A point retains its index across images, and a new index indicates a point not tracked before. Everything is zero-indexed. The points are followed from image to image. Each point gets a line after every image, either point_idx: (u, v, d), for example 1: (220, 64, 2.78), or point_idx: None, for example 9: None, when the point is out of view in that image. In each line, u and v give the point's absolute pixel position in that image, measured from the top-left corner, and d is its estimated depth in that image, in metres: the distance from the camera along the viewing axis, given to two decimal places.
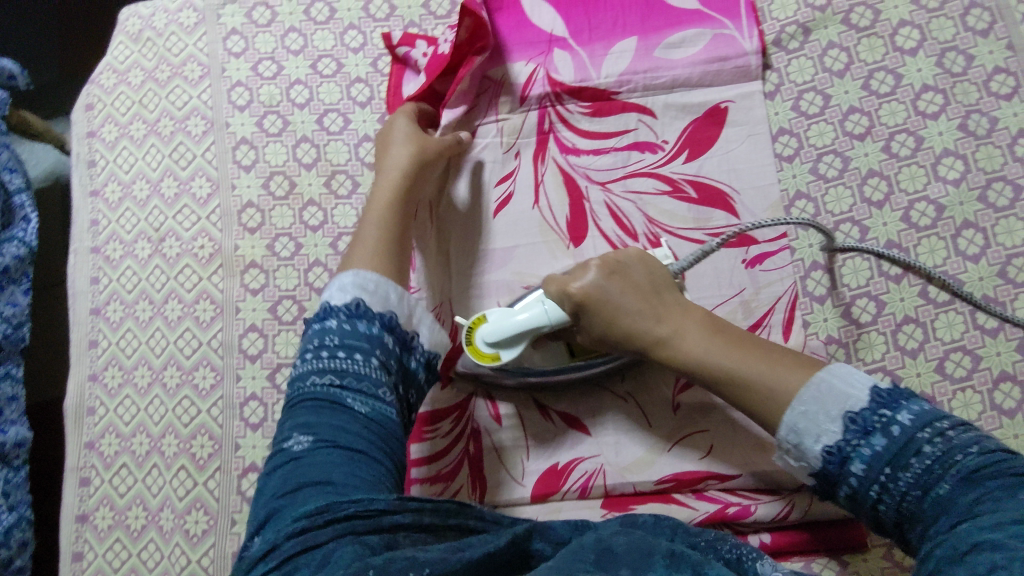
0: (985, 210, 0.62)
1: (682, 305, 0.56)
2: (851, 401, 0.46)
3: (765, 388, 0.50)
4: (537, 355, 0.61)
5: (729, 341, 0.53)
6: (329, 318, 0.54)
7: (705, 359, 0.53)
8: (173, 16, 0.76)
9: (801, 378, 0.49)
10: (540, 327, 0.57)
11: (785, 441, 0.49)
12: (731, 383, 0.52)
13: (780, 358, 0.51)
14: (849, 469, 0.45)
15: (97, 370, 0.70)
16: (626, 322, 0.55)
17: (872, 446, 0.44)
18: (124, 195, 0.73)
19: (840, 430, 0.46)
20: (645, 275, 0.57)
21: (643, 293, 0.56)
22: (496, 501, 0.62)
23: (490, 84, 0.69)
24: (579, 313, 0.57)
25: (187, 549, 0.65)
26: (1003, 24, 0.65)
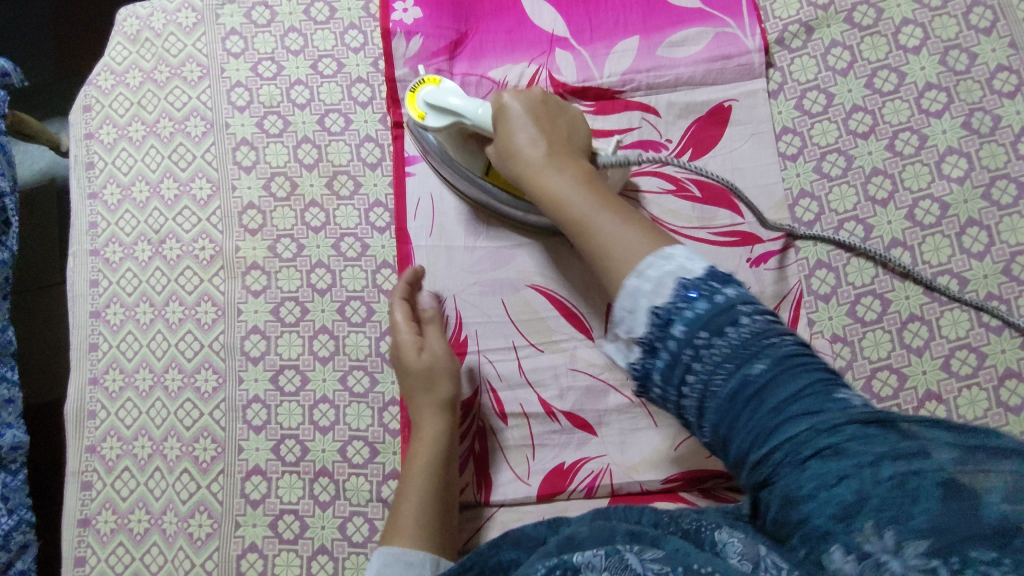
0: (990, 208, 0.62)
1: (581, 159, 0.56)
2: (688, 270, 0.44)
3: (607, 246, 0.49)
4: (458, 152, 0.64)
5: (598, 195, 0.52)
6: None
7: (562, 192, 0.53)
8: (171, 16, 0.75)
9: (645, 247, 0.47)
10: (464, 119, 0.60)
11: (618, 312, 0.46)
12: (583, 226, 0.51)
13: (635, 224, 0.49)
14: (670, 331, 0.43)
15: (98, 373, 0.69)
16: (518, 151, 0.56)
17: (696, 310, 0.42)
18: (123, 198, 0.72)
19: (672, 293, 0.44)
20: (569, 125, 0.58)
21: (549, 136, 0.56)
22: (503, 500, 0.62)
23: (491, 85, 0.69)
24: (495, 121, 0.58)
25: (191, 553, 0.64)
26: (1007, 23, 0.65)
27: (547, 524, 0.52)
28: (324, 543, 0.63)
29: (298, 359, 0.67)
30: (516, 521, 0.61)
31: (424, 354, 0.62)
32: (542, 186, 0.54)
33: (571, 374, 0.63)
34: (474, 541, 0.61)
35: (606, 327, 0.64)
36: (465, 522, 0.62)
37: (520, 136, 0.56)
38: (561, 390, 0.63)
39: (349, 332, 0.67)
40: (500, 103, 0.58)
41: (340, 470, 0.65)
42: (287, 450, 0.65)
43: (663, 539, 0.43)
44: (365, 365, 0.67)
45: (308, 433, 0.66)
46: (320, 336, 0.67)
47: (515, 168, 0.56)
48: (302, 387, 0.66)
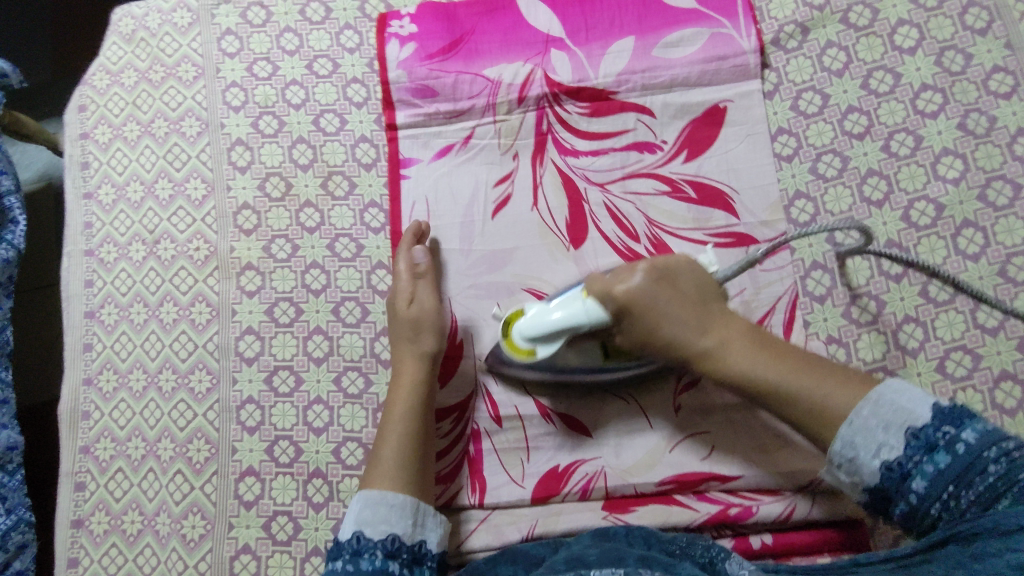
0: (985, 210, 0.62)
1: (727, 315, 0.54)
2: (919, 416, 0.45)
3: (817, 403, 0.49)
4: (573, 354, 0.59)
5: (773, 355, 0.52)
6: (335, 559, 0.53)
7: (748, 370, 0.52)
8: (167, 16, 0.75)
9: (852, 393, 0.48)
10: (577, 327, 0.55)
11: (837, 456, 0.48)
12: (778, 395, 0.51)
13: (817, 364, 0.51)
14: (910, 486, 0.44)
15: (92, 374, 0.69)
16: (665, 326, 0.54)
17: (935, 462, 0.43)
18: (118, 198, 0.72)
19: (902, 444, 0.45)
20: (693, 281, 0.55)
21: (692, 305, 0.54)
22: (497, 503, 0.62)
23: (486, 85, 0.68)
24: (625, 317, 0.54)
25: (184, 554, 0.64)
26: (1002, 23, 0.64)
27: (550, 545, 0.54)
28: (318, 544, 0.63)
29: (292, 360, 0.67)
30: (510, 524, 0.61)
31: (413, 306, 0.63)
32: (724, 369, 0.53)
33: None
34: (467, 542, 0.61)
35: None
36: (460, 524, 0.62)
37: (674, 328, 0.54)
38: (556, 392, 0.63)
39: (343, 333, 0.67)
40: (623, 300, 0.54)
41: (334, 471, 0.64)
42: (280, 451, 0.65)
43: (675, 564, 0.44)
44: (360, 366, 0.66)
45: (302, 434, 0.65)
46: (314, 337, 0.67)
47: (669, 350, 0.55)
48: (296, 388, 0.66)
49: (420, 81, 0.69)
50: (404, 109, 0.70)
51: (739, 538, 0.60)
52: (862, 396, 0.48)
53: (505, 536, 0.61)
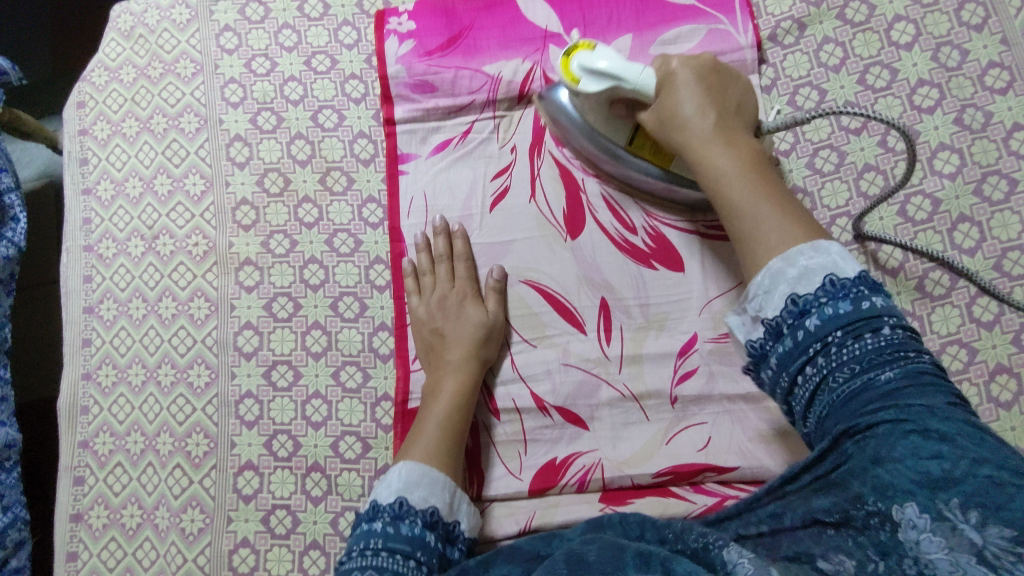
0: (980, 204, 0.62)
1: (747, 135, 0.54)
2: (841, 269, 0.44)
3: (770, 232, 0.47)
4: (602, 123, 0.60)
5: (763, 174, 0.51)
6: (374, 521, 0.53)
7: (726, 168, 0.51)
8: (165, 13, 0.76)
9: (794, 241, 0.46)
10: (622, 81, 0.55)
11: (756, 291, 0.46)
12: (738, 220, 0.49)
13: (790, 208, 0.48)
14: (803, 321, 0.43)
15: (91, 369, 0.69)
16: (687, 125, 0.53)
17: (836, 308, 0.43)
18: (117, 193, 0.72)
19: (816, 286, 0.43)
20: (737, 95, 0.56)
21: (722, 116, 0.53)
22: (493, 495, 0.62)
23: (485, 80, 0.69)
24: (662, 89, 0.55)
25: (183, 548, 0.64)
26: (998, 19, 0.65)
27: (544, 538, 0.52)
28: (316, 537, 0.63)
29: (290, 355, 0.67)
30: (507, 516, 0.61)
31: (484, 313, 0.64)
32: (722, 194, 0.51)
33: (564, 369, 0.63)
34: None
35: (598, 322, 0.64)
36: None
37: (687, 109, 0.54)
38: (553, 385, 0.63)
39: (342, 328, 0.67)
40: (668, 70, 0.56)
41: (332, 465, 0.65)
42: (279, 446, 0.65)
43: (675, 560, 0.40)
44: (357, 361, 0.67)
45: (301, 428, 0.66)
46: (312, 332, 0.67)
47: (679, 142, 0.54)
48: (295, 382, 0.66)
49: (419, 76, 0.69)
50: (403, 105, 0.70)
51: None
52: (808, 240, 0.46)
53: (503, 528, 0.61)
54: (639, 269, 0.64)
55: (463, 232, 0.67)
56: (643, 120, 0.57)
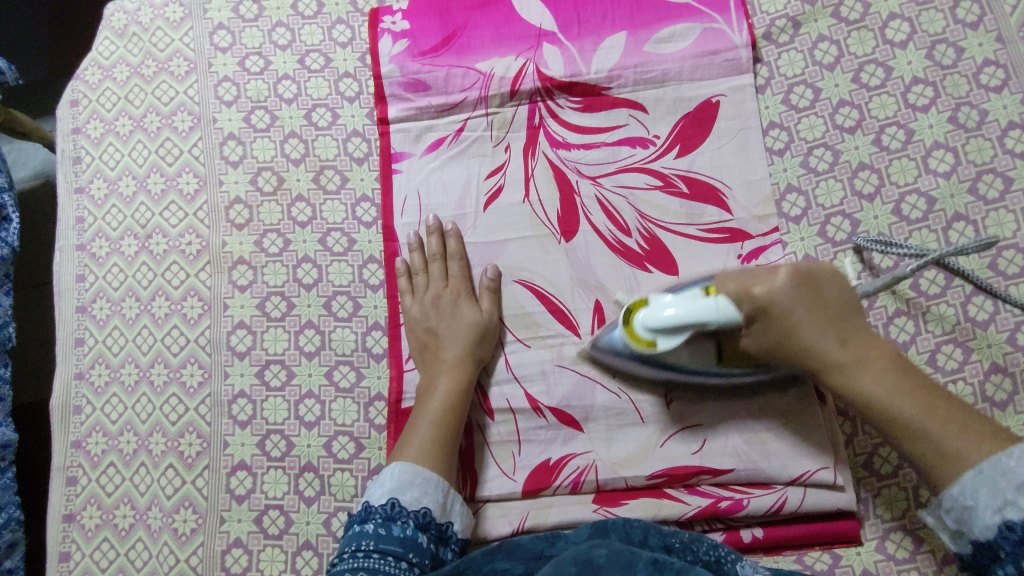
0: (975, 203, 0.62)
1: (871, 338, 0.54)
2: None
3: (945, 445, 0.48)
4: (686, 355, 0.58)
5: (906, 383, 0.51)
6: (366, 522, 0.54)
7: (884, 399, 0.51)
8: (159, 11, 0.75)
9: (975, 451, 0.47)
10: (706, 322, 0.53)
11: (953, 505, 0.48)
12: (909, 436, 0.50)
13: (962, 422, 0.49)
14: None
15: (84, 368, 0.69)
16: (820, 352, 0.53)
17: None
18: (110, 192, 0.72)
19: None
20: (838, 292, 0.55)
21: (829, 315, 0.53)
22: (486, 496, 0.62)
23: (478, 78, 0.68)
24: (763, 319, 0.54)
25: (175, 548, 0.64)
26: (993, 17, 0.64)
27: (546, 539, 0.53)
28: (309, 538, 0.63)
29: (283, 355, 0.67)
30: (500, 517, 0.61)
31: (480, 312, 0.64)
32: (881, 409, 0.51)
33: (559, 370, 0.63)
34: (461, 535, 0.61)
35: (592, 324, 0.64)
36: None
37: (815, 346, 0.53)
38: (548, 386, 0.63)
39: (335, 327, 0.67)
40: (761, 301, 0.53)
41: (325, 465, 0.64)
42: (272, 446, 0.65)
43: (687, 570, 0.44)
44: (351, 360, 0.66)
45: (293, 428, 0.65)
46: (306, 331, 0.67)
47: (806, 362, 0.54)
48: (288, 382, 0.66)
49: (412, 75, 0.69)
50: (396, 103, 0.69)
51: (730, 531, 0.60)
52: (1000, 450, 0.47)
53: (497, 529, 0.61)
54: (633, 270, 0.64)
55: (457, 231, 0.67)
56: (745, 347, 0.56)
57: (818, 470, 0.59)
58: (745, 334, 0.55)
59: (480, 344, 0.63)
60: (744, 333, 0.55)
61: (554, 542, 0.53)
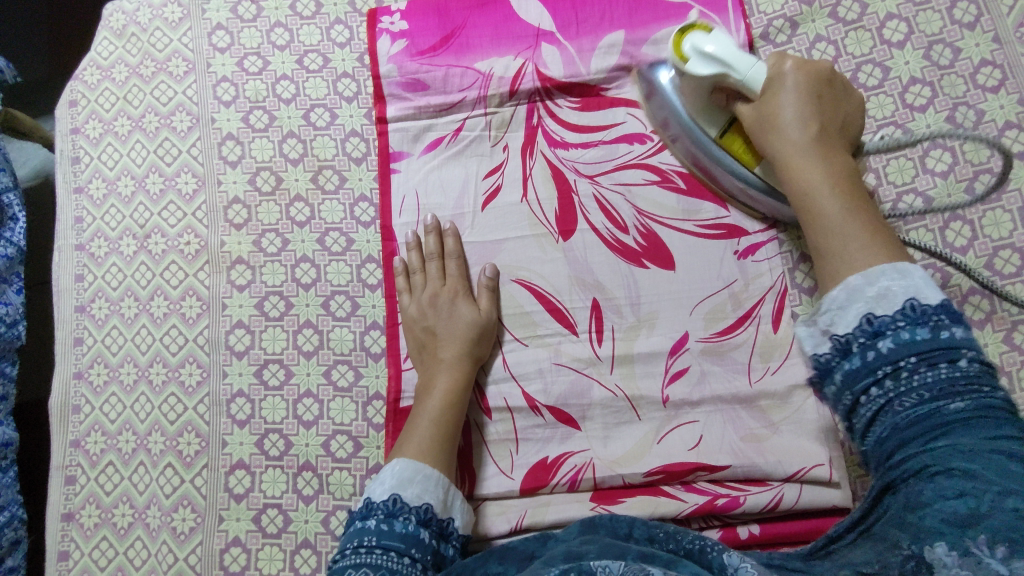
0: (972, 203, 0.62)
1: (845, 152, 0.54)
2: (924, 294, 0.42)
3: (853, 247, 0.47)
4: (698, 105, 0.61)
5: (843, 180, 0.52)
6: (368, 518, 0.54)
7: (820, 190, 0.51)
8: (157, 11, 0.76)
9: (864, 259, 0.46)
10: (732, 71, 0.57)
11: (839, 293, 0.45)
12: (817, 221, 0.51)
13: (859, 210, 0.50)
14: (876, 341, 0.42)
15: (83, 368, 0.69)
16: (788, 132, 0.55)
17: (913, 334, 0.41)
18: (109, 192, 0.72)
19: (895, 311, 0.42)
20: (847, 114, 0.56)
21: (823, 115, 0.55)
22: (485, 494, 0.62)
23: (477, 77, 0.69)
24: (768, 92, 0.57)
25: (174, 547, 0.64)
26: (990, 17, 0.65)
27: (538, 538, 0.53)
28: (307, 536, 0.63)
29: (282, 354, 0.67)
30: (499, 515, 0.61)
31: (478, 311, 0.64)
32: (812, 199, 0.52)
33: (557, 368, 0.63)
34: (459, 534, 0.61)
35: (590, 322, 0.64)
36: None
37: (790, 124, 0.55)
38: (545, 384, 0.63)
39: (333, 327, 0.67)
40: (771, 88, 0.57)
41: (323, 464, 0.64)
42: (270, 445, 0.65)
43: (676, 562, 0.44)
44: (349, 360, 0.66)
45: (292, 427, 0.65)
46: (304, 331, 0.67)
47: (775, 144, 0.56)
48: (286, 381, 0.66)
49: (411, 75, 0.69)
50: (395, 103, 0.70)
51: (726, 529, 0.60)
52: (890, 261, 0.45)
53: (495, 527, 0.61)
54: (631, 267, 0.64)
55: (455, 230, 0.67)
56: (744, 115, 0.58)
57: (814, 466, 0.59)
58: (750, 100, 0.58)
59: (479, 342, 0.63)
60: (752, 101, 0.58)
61: (547, 540, 0.53)
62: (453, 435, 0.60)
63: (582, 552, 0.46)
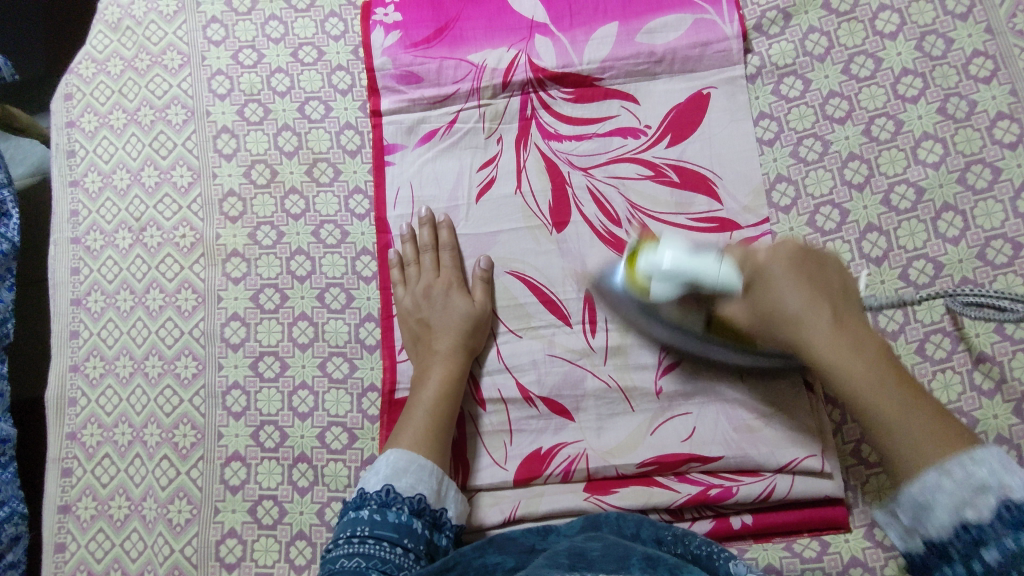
0: (964, 193, 0.62)
1: (860, 325, 0.50)
2: (1009, 484, 0.41)
3: (908, 454, 0.45)
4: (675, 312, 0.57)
5: (890, 377, 0.47)
6: (362, 508, 0.54)
7: (861, 394, 0.47)
8: (153, 5, 0.76)
9: (934, 450, 0.44)
10: (700, 281, 0.54)
11: (908, 499, 0.44)
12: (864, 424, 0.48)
13: (918, 408, 0.46)
14: (981, 552, 0.41)
15: (78, 361, 0.69)
16: (804, 335, 0.50)
17: (1018, 539, 0.39)
18: (105, 185, 0.72)
19: (990, 513, 0.41)
20: (840, 276, 0.53)
21: (812, 283, 0.52)
22: (479, 485, 0.62)
23: (470, 69, 0.69)
24: (754, 285, 0.53)
25: (170, 539, 0.65)
26: (983, 8, 0.65)
27: (536, 533, 0.54)
28: (303, 528, 0.63)
29: (277, 346, 0.67)
30: (492, 505, 0.62)
31: (472, 302, 0.64)
32: (887, 437, 0.46)
33: (550, 360, 0.63)
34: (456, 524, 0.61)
35: (583, 313, 0.64)
36: None
37: (799, 319, 0.51)
38: (539, 375, 0.63)
39: (329, 319, 0.67)
40: (758, 263, 0.54)
41: (318, 455, 0.65)
42: (266, 437, 0.65)
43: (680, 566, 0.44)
44: (344, 351, 0.67)
45: (287, 418, 0.66)
46: (299, 323, 0.67)
47: (779, 332, 0.52)
48: (282, 373, 0.67)
49: (405, 67, 0.69)
50: (388, 95, 0.70)
51: (719, 519, 0.60)
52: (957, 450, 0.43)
53: (489, 517, 0.61)
54: None
55: (449, 223, 0.67)
56: (730, 312, 0.54)
57: (807, 456, 0.59)
58: (739, 296, 0.54)
59: (474, 335, 0.63)
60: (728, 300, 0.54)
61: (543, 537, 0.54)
62: (448, 426, 0.60)
63: (582, 551, 0.47)
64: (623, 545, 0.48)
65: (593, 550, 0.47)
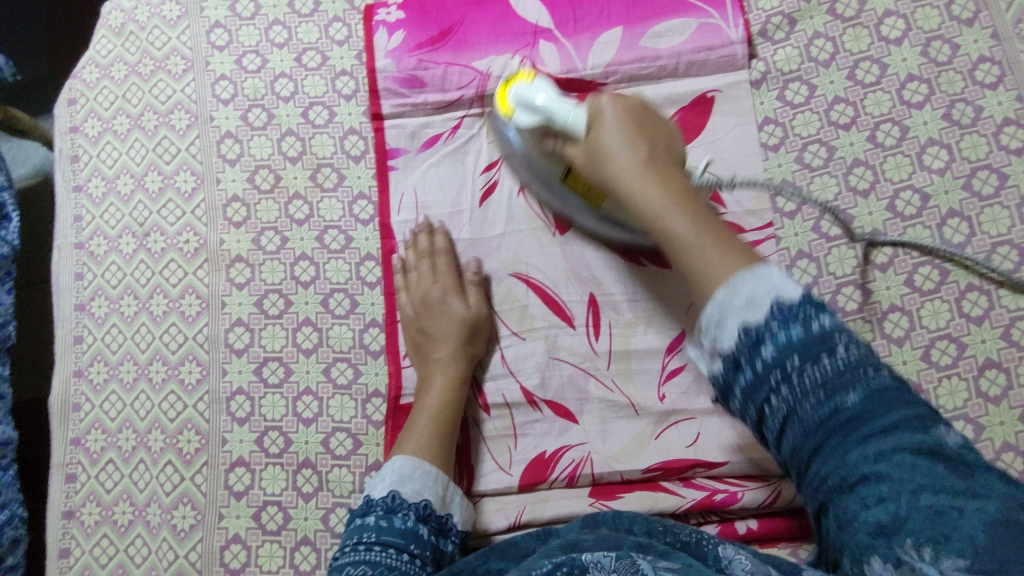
0: (970, 199, 0.62)
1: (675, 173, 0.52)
2: (783, 292, 0.42)
3: (701, 270, 0.46)
4: (539, 155, 0.61)
5: (711, 224, 0.48)
6: (367, 515, 0.54)
7: (684, 234, 0.47)
8: (156, 9, 0.76)
9: (726, 266, 0.44)
10: (554, 119, 0.57)
11: (706, 321, 0.44)
12: (685, 255, 0.47)
13: (722, 236, 0.47)
14: (759, 350, 0.42)
15: (82, 366, 0.69)
16: (615, 170, 0.52)
17: (788, 334, 0.41)
18: (108, 190, 0.72)
19: (765, 313, 0.42)
20: (656, 124, 0.56)
21: (643, 135, 0.54)
22: (484, 490, 0.62)
23: (474, 75, 0.69)
24: (588, 127, 0.55)
25: (175, 544, 0.64)
26: (989, 13, 0.65)
27: (539, 536, 0.54)
28: (307, 533, 0.63)
29: (281, 352, 0.67)
30: (497, 511, 0.62)
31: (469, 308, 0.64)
32: (686, 259, 0.47)
33: (553, 363, 0.63)
34: None
35: (586, 317, 0.64)
36: None
37: (619, 157, 0.53)
38: (543, 378, 0.63)
39: (332, 324, 0.67)
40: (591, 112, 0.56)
41: (323, 461, 0.65)
42: (270, 442, 0.65)
43: (671, 552, 0.44)
44: (348, 357, 0.67)
45: (292, 424, 0.66)
46: (303, 329, 0.67)
47: (606, 174, 0.54)
48: (286, 379, 0.66)
49: (409, 73, 0.69)
50: (392, 101, 0.70)
51: (724, 524, 0.60)
52: (745, 268, 0.43)
53: (493, 522, 0.61)
54: (627, 264, 0.64)
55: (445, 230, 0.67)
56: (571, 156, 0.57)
57: None
58: (573, 145, 0.57)
59: (471, 341, 0.63)
60: (571, 144, 0.57)
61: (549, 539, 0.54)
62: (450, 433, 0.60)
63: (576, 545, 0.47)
64: (611, 536, 0.47)
65: (586, 540, 0.47)
